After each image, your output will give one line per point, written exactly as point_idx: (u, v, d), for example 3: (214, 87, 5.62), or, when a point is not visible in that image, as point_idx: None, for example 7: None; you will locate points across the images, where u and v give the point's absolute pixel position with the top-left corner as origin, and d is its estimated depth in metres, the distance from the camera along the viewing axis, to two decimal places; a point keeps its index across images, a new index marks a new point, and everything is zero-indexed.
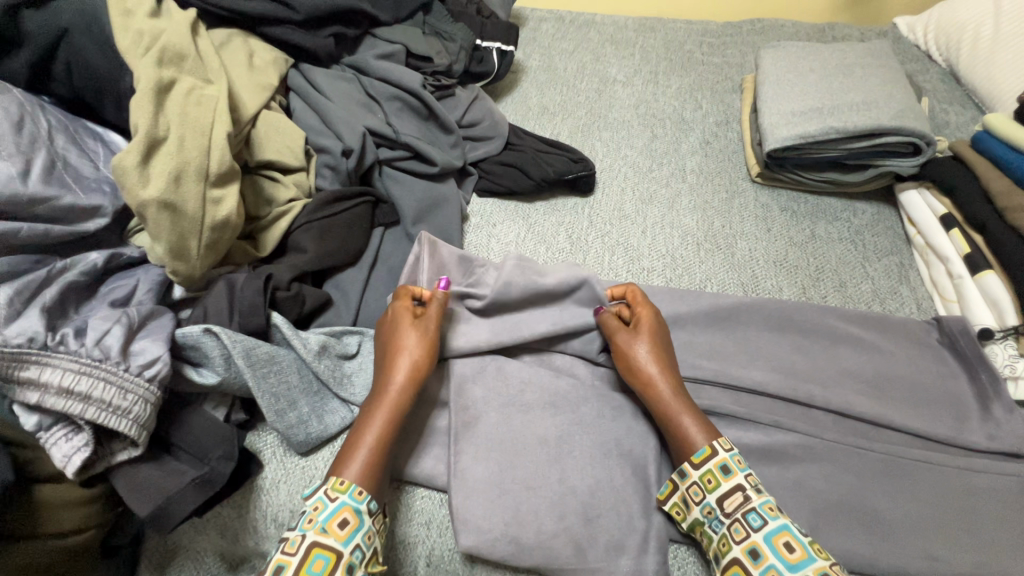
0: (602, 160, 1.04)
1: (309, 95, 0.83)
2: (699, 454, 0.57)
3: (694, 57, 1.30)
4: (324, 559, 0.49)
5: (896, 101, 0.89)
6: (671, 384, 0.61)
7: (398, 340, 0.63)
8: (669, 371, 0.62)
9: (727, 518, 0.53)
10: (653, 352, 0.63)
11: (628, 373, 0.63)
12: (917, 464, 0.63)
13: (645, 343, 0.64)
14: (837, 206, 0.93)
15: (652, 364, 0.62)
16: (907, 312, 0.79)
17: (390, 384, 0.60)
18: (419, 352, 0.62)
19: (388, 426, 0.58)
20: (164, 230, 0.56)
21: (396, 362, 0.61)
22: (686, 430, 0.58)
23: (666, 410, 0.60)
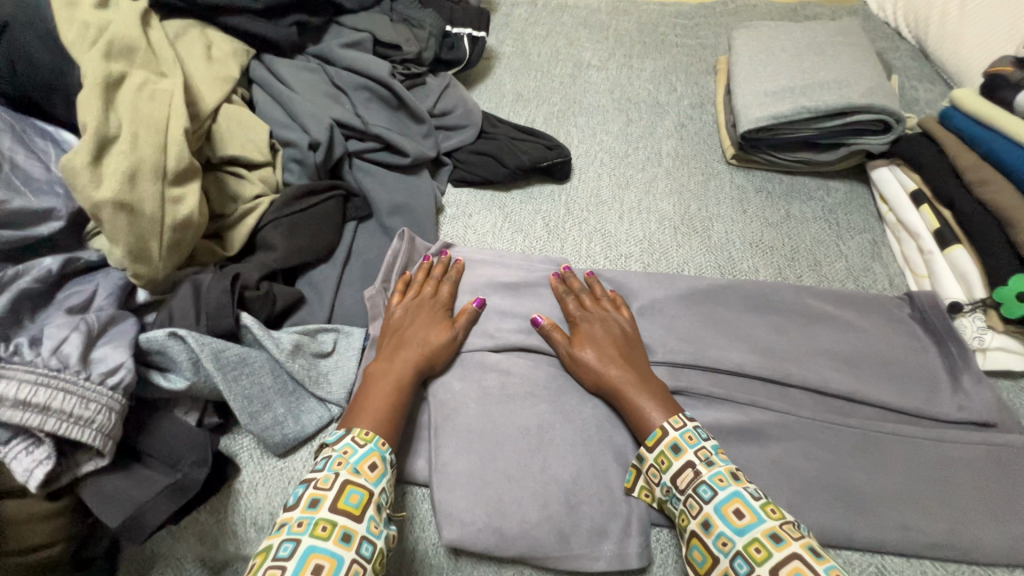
0: (578, 146, 1.03)
1: (273, 87, 0.80)
2: (652, 437, 0.57)
3: (668, 39, 1.29)
4: (358, 494, 0.51)
5: (866, 78, 0.89)
6: (623, 372, 0.62)
7: (422, 328, 0.67)
8: (619, 361, 0.63)
9: (681, 492, 0.53)
10: (602, 351, 0.64)
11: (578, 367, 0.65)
12: (890, 437, 0.64)
13: (589, 347, 0.65)
14: (812, 186, 0.94)
15: (603, 364, 0.63)
16: (880, 288, 0.80)
17: (404, 361, 0.63)
18: (435, 341, 0.66)
19: (398, 397, 0.61)
20: (121, 232, 0.54)
21: (413, 345, 0.65)
22: (645, 410, 0.59)
23: (625, 399, 0.60)
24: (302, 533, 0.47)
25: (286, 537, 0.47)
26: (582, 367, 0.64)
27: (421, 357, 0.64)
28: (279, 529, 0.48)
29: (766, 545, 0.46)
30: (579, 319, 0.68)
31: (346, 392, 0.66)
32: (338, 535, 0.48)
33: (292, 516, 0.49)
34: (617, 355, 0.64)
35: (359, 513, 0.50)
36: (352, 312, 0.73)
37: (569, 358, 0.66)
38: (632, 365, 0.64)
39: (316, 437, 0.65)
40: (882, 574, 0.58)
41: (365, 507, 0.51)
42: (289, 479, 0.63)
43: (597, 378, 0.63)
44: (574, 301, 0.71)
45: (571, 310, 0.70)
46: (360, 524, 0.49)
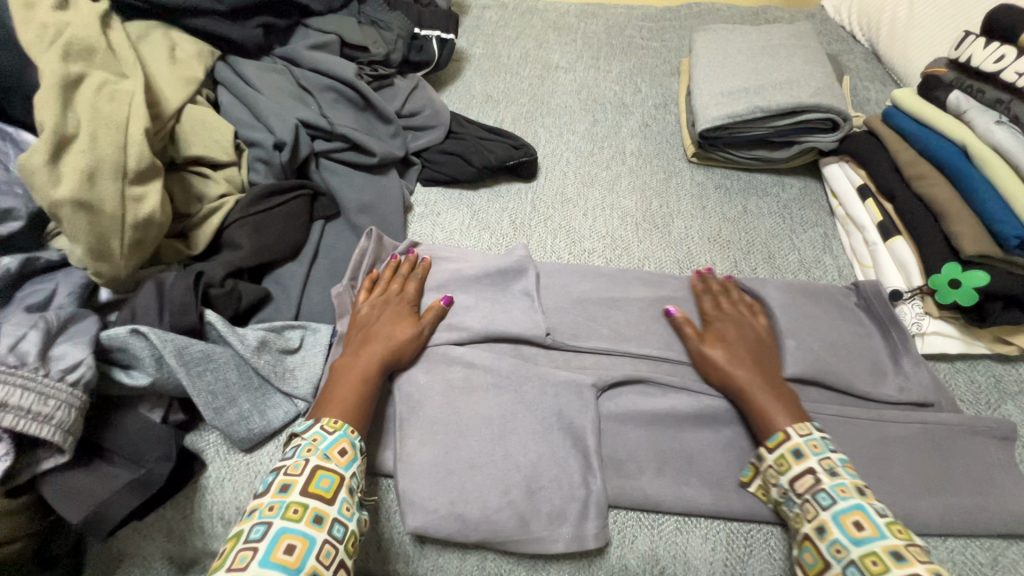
0: (545, 145, 1.06)
1: (238, 87, 0.81)
2: (773, 439, 0.59)
3: (634, 42, 1.33)
4: (329, 478, 0.53)
5: (817, 79, 0.93)
6: (748, 376, 0.65)
7: (389, 324, 0.68)
8: (742, 362, 0.66)
9: (803, 496, 0.56)
10: (734, 352, 0.67)
11: (705, 370, 0.68)
12: (835, 419, 0.67)
13: (720, 346, 0.68)
14: (768, 182, 0.98)
15: (750, 364, 0.66)
16: (829, 279, 0.84)
17: (369, 355, 0.65)
18: (401, 336, 0.67)
19: (364, 386, 0.62)
20: (81, 231, 0.55)
21: (379, 340, 0.66)
22: (771, 414, 0.61)
23: (754, 402, 0.63)
24: (273, 516, 0.49)
25: (258, 520, 0.49)
26: (705, 369, 0.68)
27: (386, 351, 0.66)
28: (251, 514, 0.50)
29: (884, 559, 0.48)
30: (712, 321, 0.72)
31: (312, 387, 0.67)
32: (309, 517, 0.50)
33: (263, 502, 0.51)
34: (739, 356, 0.67)
35: (330, 496, 0.52)
36: (320, 309, 0.74)
37: (699, 356, 0.69)
38: (767, 367, 0.67)
39: (283, 431, 0.66)
40: None
41: (336, 491, 0.53)
42: (255, 473, 0.63)
43: (720, 381, 0.66)
44: (712, 301, 0.75)
45: (706, 309, 0.74)
46: (331, 506, 0.52)
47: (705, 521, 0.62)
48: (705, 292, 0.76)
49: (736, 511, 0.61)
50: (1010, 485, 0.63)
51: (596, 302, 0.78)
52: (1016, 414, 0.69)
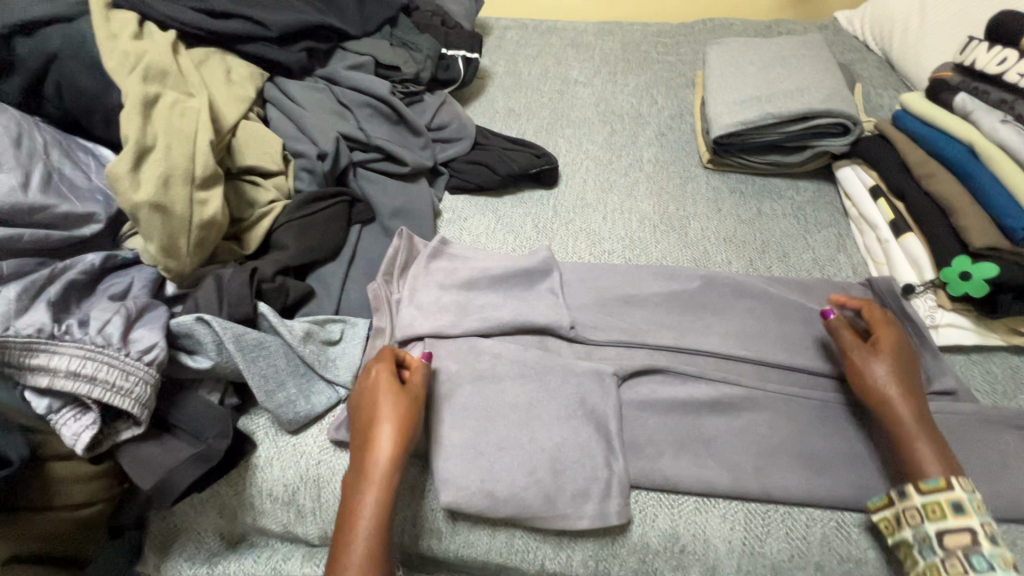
0: (565, 155, 1.11)
1: (285, 104, 0.89)
2: (930, 483, 0.57)
3: (650, 57, 1.39)
4: None
5: (827, 86, 0.97)
6: (913, 412, 0.61)
7: (385, 410, 0.62)
8: (912, 395, 0.62)
9: (945, 551, 0.54)
10: (894, 369, 0.63)
11: (866, 393, 0.64)
12: (849, 409, 0.70)
13: (886, 359, 0.64)
14: (782, 185, 1.01)
15: (897, 386, 0.62)
16: (844, 276, 0.86)
17: (377, 461, 0.59)
18: (400, 421, 0.61)
19: (377, 512, 0.57)
20: (156, 230, 0.62)
21: (380, 436, 0.60)
22: (925, 461, 0.58)
23: (904, 441, 0.60)
24: None
25: None
26: (866, 391, 0.64)
27: (390, 447, 0.60)
28: None
29: None
30: (885, 333, 0.66)
31: (352, 375, 0.73)
32: None
33: None
34: (909, 386, 0.63)
35: None
36: (358, 305, 0.80)
37: (858, 371, 0.65)
38: (920, 403, 0.62)
39: (325, 416, 0.72)
40: (841, 528, 0.63)
41: None
42: (301, 454, 0.69)
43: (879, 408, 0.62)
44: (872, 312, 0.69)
45: (870, 319, 0.68)
46: None
47: (723, 502, 0.65)
48: (862, 304, 0.71)
49: (753, 492, 0.64)
50: None
51: (616, 299, 0.82)
52: None
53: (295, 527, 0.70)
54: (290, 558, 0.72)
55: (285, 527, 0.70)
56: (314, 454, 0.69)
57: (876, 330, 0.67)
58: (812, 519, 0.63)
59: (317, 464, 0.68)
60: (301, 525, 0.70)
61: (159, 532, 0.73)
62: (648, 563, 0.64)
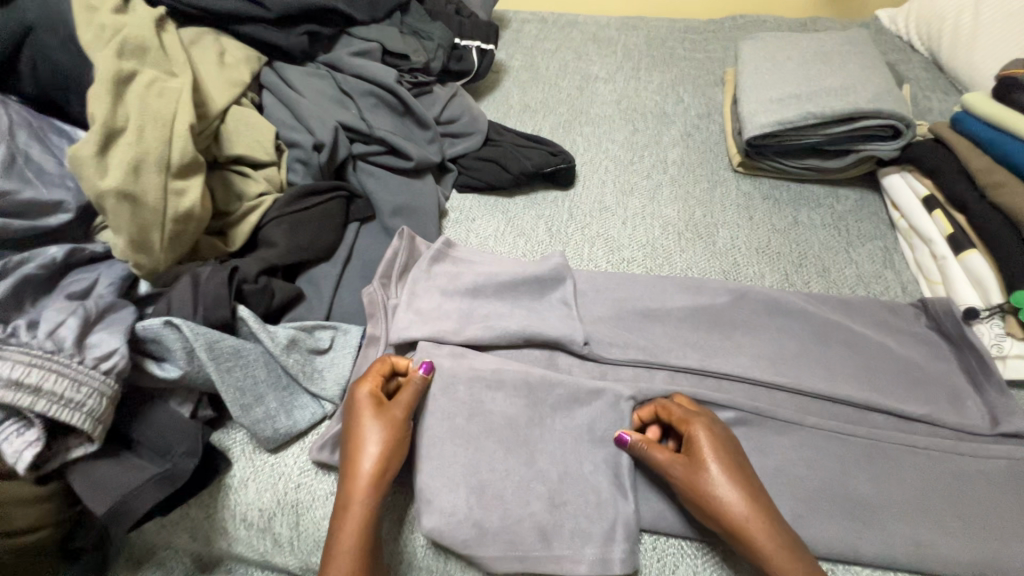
0: (583, 154, 1.03)
1: (282, 90, 0.82)
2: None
3: (676, 53, 1.30)
4: None
5: (875, 85, 0.88)
6: (769, 536, 0.51)
7: (361, 438, 0.56)
8: (761, 512, 0.52)
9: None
10: (729, 482, 0.53)
11: (705, 506, 0.53)
12: (902, 448, 0.61)
13: (712, 462, 0.54)
14: (820, 193, 0.92)
15: (738, 505, 0.52)
16: (891, 295, 0.77)
17: (353, 495, 0.53)
18: (379, 448, 0.55)
19: (353, 554, 0.51)
20: (124, 222, 0.56)
21: (354, 468, 0.55)
22: None
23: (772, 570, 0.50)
24: None
25: None
26: (705, 505, 0.53)
27: (364, 480, 0.54)
28: None
29: None
30: (700, 437, 0.56)
31: (340, 388, 0.66)
32: None
33: None
34: (753, 499, 0.52)
35: None
36: (351, 311, 0.73)
37: (696, 491, 0.54)
38: (777, 521, 0.52)
39: (309, 433, 0.65)
40: None
41: None
42: (280, 475, 0.62)
43: (730, 528, 0.52)
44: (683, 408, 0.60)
45: (684, 418, 0.58)
46: None
47: None
48: (667, 404, 0.61)
49: None
50: None
51: (636, 313, 0.74)
52: None
53: (272, 556, 0.63)
54: None
55: (262, 555, 0.64)
56: (293, 476, 0.62)
57: (687, 432, 0.57)
58: None
59: (296, 488, 0.61)
60: (278, 554, 0.63)
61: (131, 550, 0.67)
62: None
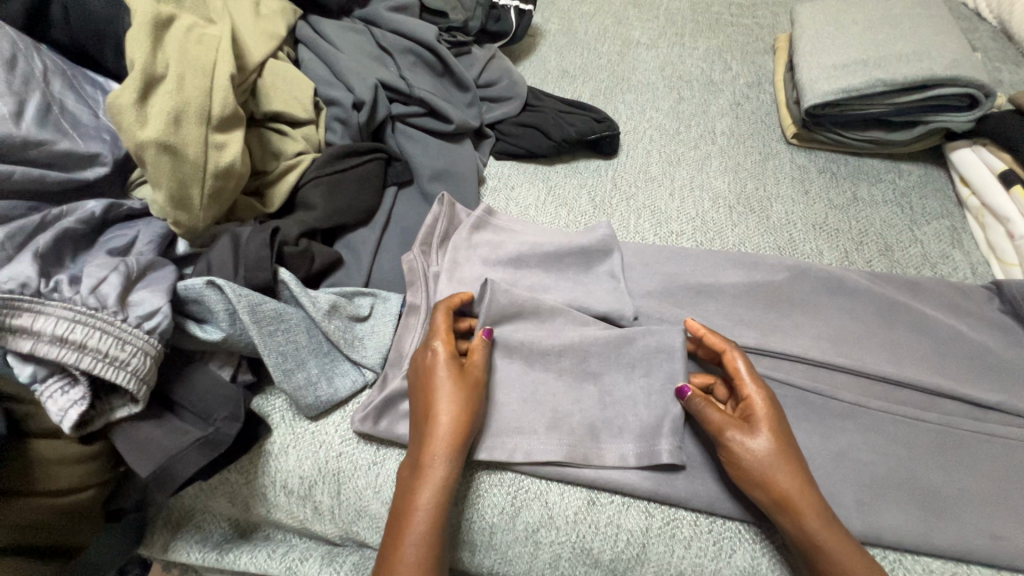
0: (626, 122, 0.98)
1: (318, 45, 0.78)
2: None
3: (723, 18, 1.23)
4: None
5: (950, 50, 0.82)
6: (815, 510, 0.49)
7: (435, 399, 0.54)
8: (809, 486, 0.50)
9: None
10: (785, 455, 0.51)
11: (753, 475, 0.51)
12: (972, 435, 0.58)
13: (766, 431, 0.52)
14: (882, 168, 0.87)
15: (789, 479, 0.50)
16: (960, 276, 0.73)
17: (431, 458, 0.51)
18: (458, 414, 0.53)
19: (429, 516, 0.50)
20: (164, 175, 0.53)
21: (434, 430, 0.52)
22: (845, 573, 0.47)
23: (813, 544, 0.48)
24: None
25: None
26: (752, 475, 0.51)
27: (446, 445, 0.52)
28: None
29: None
30: (761, 405, 0.53)
31: (381, 357, 0.64)
32: None
33: None
34: (802, 472, 0.51)
35: None
36: (391, 278, 0.71)
37: (752, 461, 0.51)
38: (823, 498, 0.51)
39: (350, 402, 0.63)
40: None
41: None
42: (320, 443, 0.60)
43: (775, 498, 0.50)
44: (749, 364, 0.56)
45: (748, 377, 0.55)
46: None
47: None
48: (732, 355, 0.57)
49: (855, 531, 0.53)
50: None
51: (687, 288, 0.70)
52: None
53: (312, 524, 0.62)
54: (304, 559, 0.63)
55: (301, 523, 0.63)
56: (334, 445, 0.60)
57: (744, 395, 0.55)
58: (928, 570, 0.52)
59: (337, 456, 0.60)
60: (317, 522, 0.62)
61: (170, 511, 0.66)
62: None
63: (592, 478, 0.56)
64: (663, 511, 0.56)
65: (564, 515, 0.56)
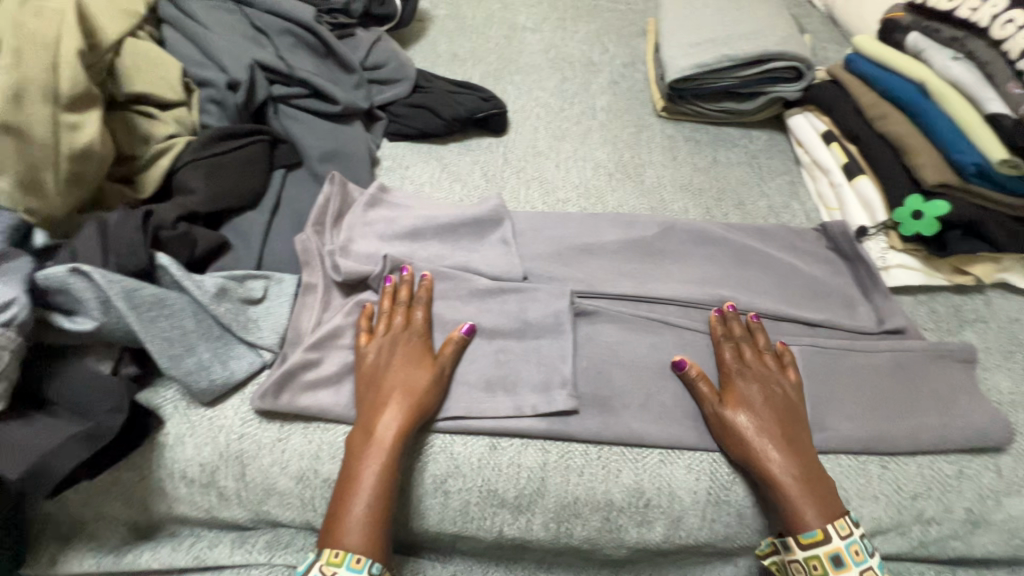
0: (514, 102, 1.03)
1: (184, 24, 0.75)
2: (809, 535, 0.54)
3: (600, 5, 1.31)
4: None
5: (780, 29, 0.94)
6: (792, 469, 0.56)
7: (398, 379, 0.58)
8: (791, 450, 0.57)
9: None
10: (762, 419, 0.59)
11: (729, 439, 0.59)
12: (810, 348, 0.68)
13: (745, 407, 0.59)
14: (736, 134, 0.99)
15: (767, 444, 0.57)
16: (797, 222, 0.85)
17: (385, 427, 0.56)
18: (413, 393, 0.58)
19: (382, 474, 0.54)
20: (8, 159, 0.50)
21: (390, 402, 0.57)
22: (803, 513, 0.54)
23: (783, 495, 0.55)
24: None
25: None
26: (727, 438, 0.59)
27: (403, 419, 0.56)
28: None
29: None
30: (735, 380, 0.62)
31: (278, 337, 0.64)
32: None
33: None
34: (783, 439, 0.58)
35: None
36: (285, 260, 0.70)
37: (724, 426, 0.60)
38: (805, 461, 0.57)
39: (248, 384, 0.62)
40: None
41: None
42: (219, 429, 0.59)
43: (746, 456, 0.58)
44: (734, 350, 0.65)
45: (726, 360, 0.64)
46: None
47: (688, 453, 0.61)
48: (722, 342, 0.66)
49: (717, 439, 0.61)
50: (974, 403, 0.64)
51: (573, 249, 0.76)
52: (975, 338, 0.71)
53: (219, 511, 0.61)
54: (214, 546, 0.62)
55: (207, 513, 0.61)
56: (235, 428, 0.59)
57: (733, 377, 0.62)
58: None
59: (239, 438, 0.59)
60: (225, 508, 0.61)
61: (58, 524, 0.63)
62: (612, 520, 0.60)
63: (492, 426, 0.61)
64: (558, 446, 0.61)
65: (469, 463, 0.60)
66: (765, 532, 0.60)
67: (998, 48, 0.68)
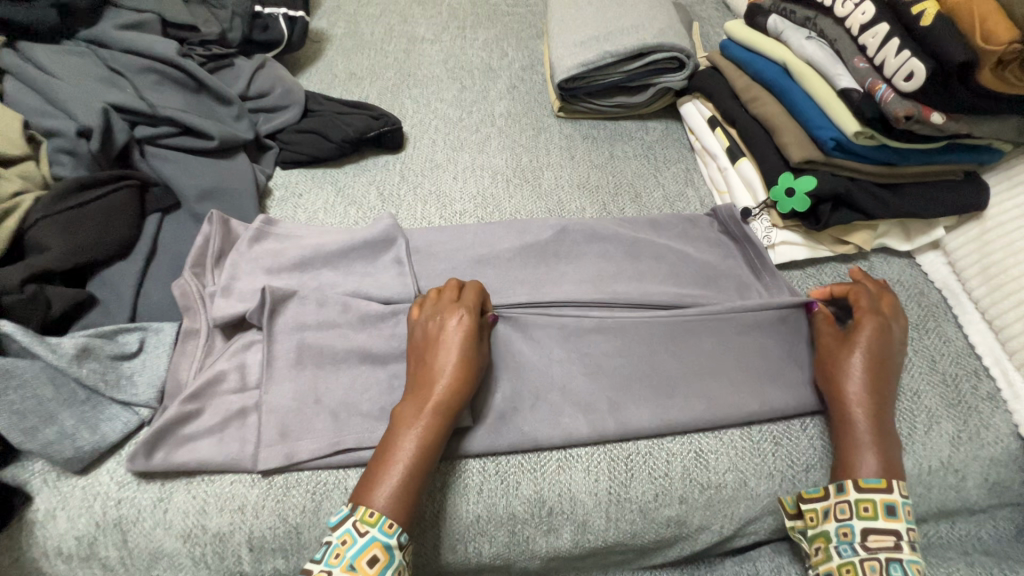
0: (411, 117, 1.02)
1: (28, 74, 0.72)
2: (870, 482, 0.55)
3: (500, 9, 1.31)
4: None
5: (659, 21, 0.96)
6: (870, 413, 0.58)
7: (448, 347, 0.57)
8: (874, 396, 0.59)
9: (867, 551, 0.54)
10: (861, 361, 0.60)
11: (824, 374, 0.62)
12: (701, 323, 0.68)
13: (856, 351, 0.61)
14: (632, 127, 1.00)
15: (851, 385, 0.59)
16: (692, 209, 0.86)
17: (440, 391, 0.55)
18: (467, 363, 0.56)
19: (421, 440, 0.53)
20: None
21: (443, 368, 0.56)
22: (864, 458, 0.56)
23: (854, 436, 0.58)
24: None
25: None
26: (824, 375, 0.62)
27: (458, 391, 0.55)
28: None
29: None
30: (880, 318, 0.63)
31: (155, 390, 0.61)
32: None
33: None
34: (873, 384, 0.59)
35: None
36: (162, 308, 0.67)
37: (828, 354, 0.63)
38: (885, 411, 0.58)
39: (125, 445, 0.59)
40: (700, 457, 0.62)
41: None
42: (95, 496, 0.56)
43: (833, 394, 0.61)
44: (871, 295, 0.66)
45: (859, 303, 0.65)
46: None
47: (587, 454, 0.61)
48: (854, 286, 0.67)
49: (612, 437, 0.61)
50: None
51: (469, 261, 0.75)
52: None
53: None
54: None
55: None
56: (112, 493, 0.57)
57: (856, 319, 0.63)
58: (671, 454, 0.62)
59: (117, 504, 0.56)
60: None
61: None
62: (518, 533, 0.59)
63: None
64: (456, 465, 0.60)
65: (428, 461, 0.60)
66: (668, 523, 0.61)
67: (842, 25, 0.71)
